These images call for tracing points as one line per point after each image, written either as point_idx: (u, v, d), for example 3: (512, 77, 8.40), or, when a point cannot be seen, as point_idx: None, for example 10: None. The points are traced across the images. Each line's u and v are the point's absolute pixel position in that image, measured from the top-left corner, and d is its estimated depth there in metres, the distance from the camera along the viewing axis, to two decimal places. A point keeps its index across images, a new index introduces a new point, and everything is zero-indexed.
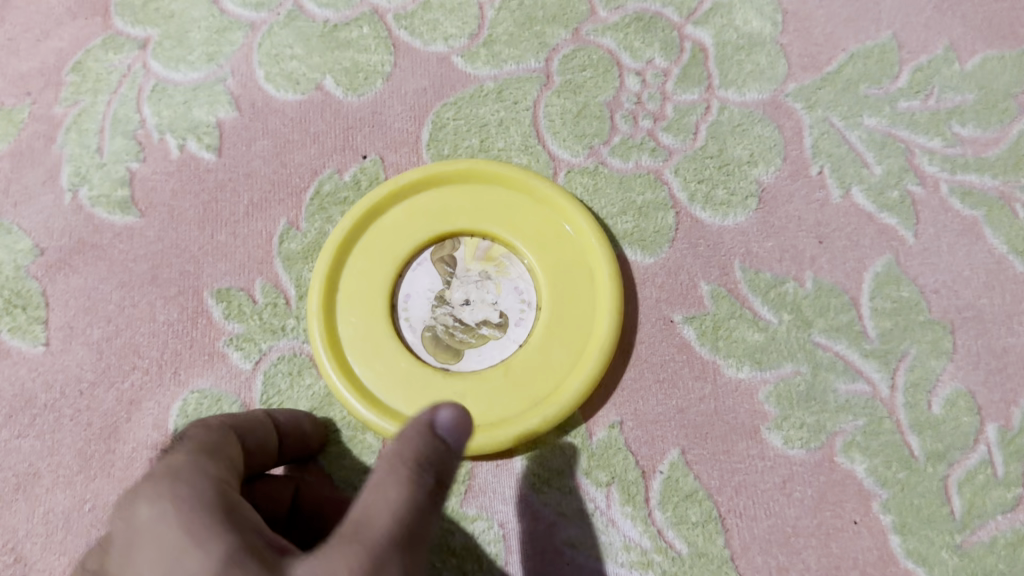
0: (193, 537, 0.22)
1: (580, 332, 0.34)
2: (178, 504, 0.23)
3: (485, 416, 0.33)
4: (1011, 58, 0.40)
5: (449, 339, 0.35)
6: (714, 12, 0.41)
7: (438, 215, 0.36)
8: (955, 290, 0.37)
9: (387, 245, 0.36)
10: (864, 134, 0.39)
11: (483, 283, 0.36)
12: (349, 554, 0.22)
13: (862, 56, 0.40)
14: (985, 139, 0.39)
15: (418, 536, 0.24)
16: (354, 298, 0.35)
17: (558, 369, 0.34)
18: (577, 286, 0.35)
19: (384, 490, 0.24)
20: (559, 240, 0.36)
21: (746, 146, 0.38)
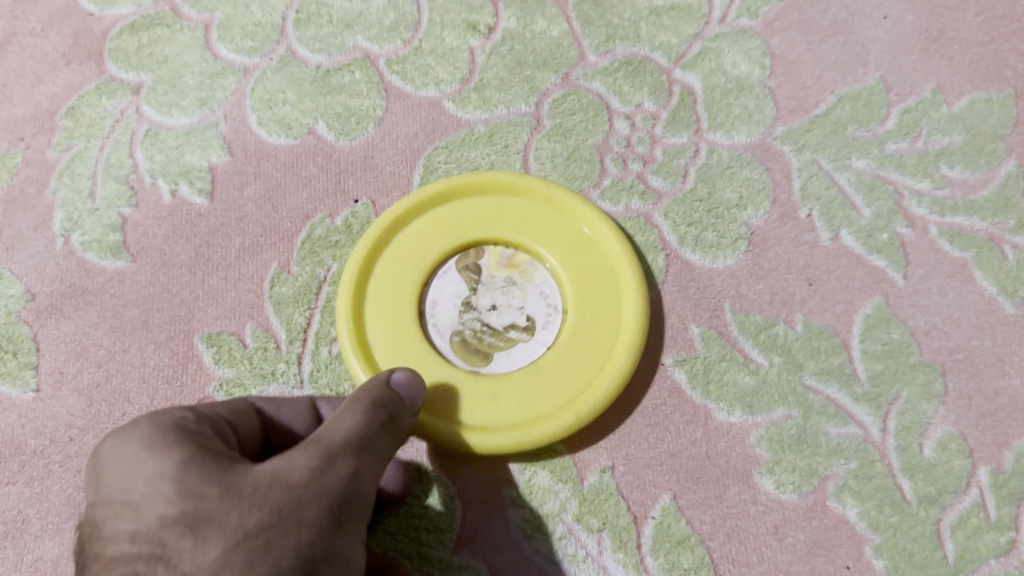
0: (151, 445, 0.26)
1: (607, 331, 0.34)
2: (138, 427, 0.27)
3: (517, 416, 0.33)
4: (998, 100, 0.41)
5: (478, 344, 0.35)
6: (703, 56, 0.41)
7: (464, 225, 0.37)
8: (946, 332, 0.37)
9: (414, 254, 0.36)
10: (853, 177, 0.39)
11: (509, 288, 0.36)
12: (305, 453, 0.26)
13: (850, 99, 0.40)
14: (974, 181, 0.39)
15: (370, 454, 0.28)
16: (382, 305, 0.35)
17: (586, 369, 0.34)
18: (602, 289, 0.35)
19: (342, 417, 0.28)
20: (584, 245, 0.36)
21: (736, 190, 0.39)
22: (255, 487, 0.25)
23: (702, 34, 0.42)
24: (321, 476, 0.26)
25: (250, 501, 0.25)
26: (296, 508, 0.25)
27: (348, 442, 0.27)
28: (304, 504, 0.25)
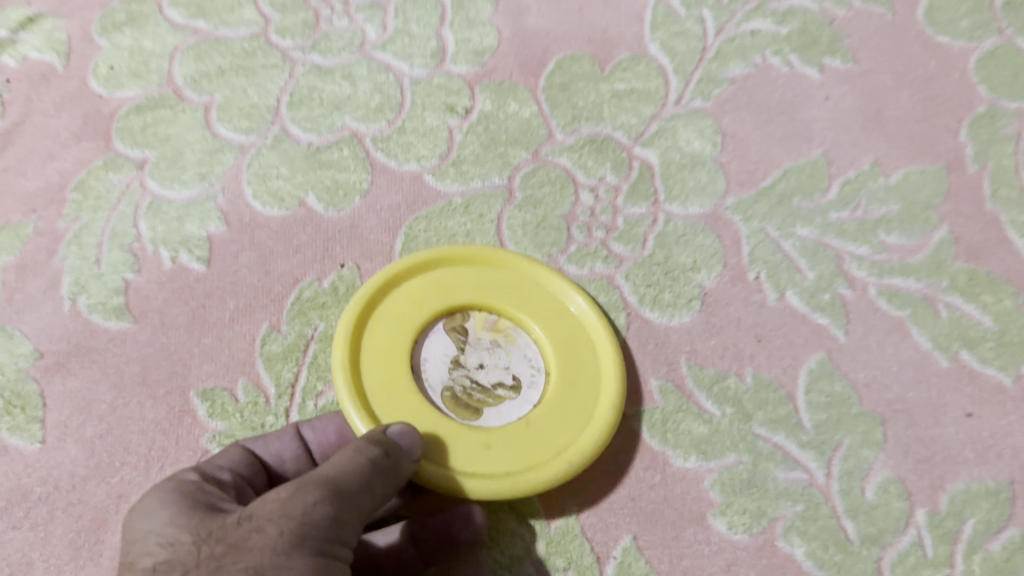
0: (158, 500, 0.30)
1: (589, 394, 0.37)
2: (156, 485, 0.31)
3: (509, 466, 0.35)
4: (931, 172, 0.45)
5: (469, 399, 0.37)
6: (660, 134, 0.45)
7: (451, 290, 0.39)
8: (885, 384, 0.40)
9: (402, 314, 0.38)
10: (797, 243, 0.42)
11: (495, 349, 0.38)
12: (285, 487, 0.29)
13: (795, 172, 0.44)
14: (910, 246, 0.43)
15: (356, 490, 0.30)
16: (374, 356, 0.37)
17: (573, 427, 0.36)
18: (581, 357, 0.38)
19: (333, 459, 0.30)
20: (563, 315, 0.39)
21: (690, 254, 0.42)
22: (225, 523, 0.28)
23: (659, 115, 0.45)
24: (289, 505, 0.28)
25: (217, 535, 0.28)
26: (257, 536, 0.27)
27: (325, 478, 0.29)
28: (267, 529, 0.28)
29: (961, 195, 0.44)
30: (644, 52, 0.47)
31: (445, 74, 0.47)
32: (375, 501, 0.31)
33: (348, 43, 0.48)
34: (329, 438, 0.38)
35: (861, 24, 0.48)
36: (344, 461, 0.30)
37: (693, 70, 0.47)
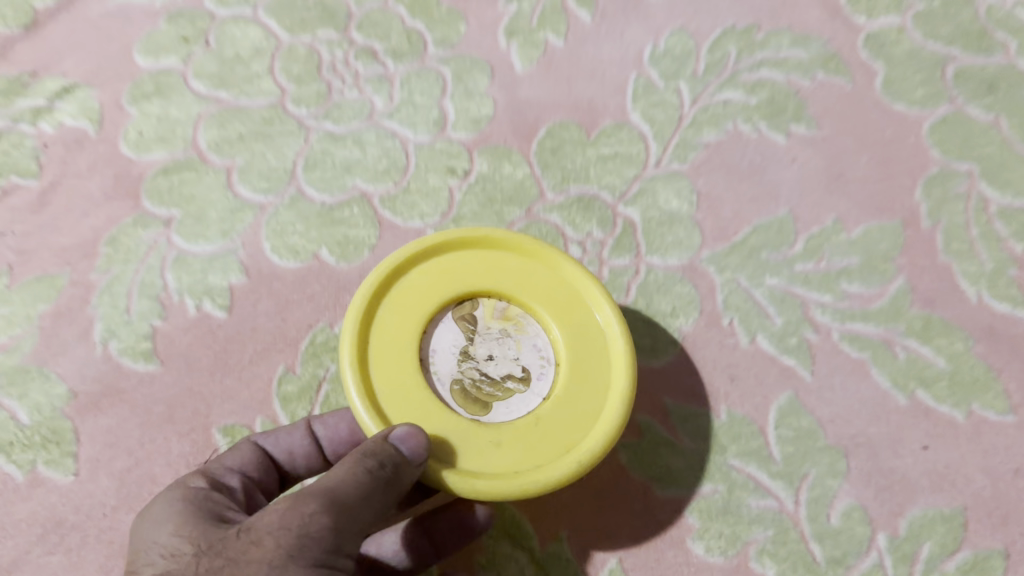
0: (168, 514, 0.33)
1: (596, 387, 0.39)
2: (167, 497, 0.34)
3: (518, 466, 0.37)
4: (888, 228, 0.49)
5: (477, 392, 0.39)
6: (641, 194, 0.49)
7: (462, 277, 0.41)
8: (848, 420, 0.44)
9: (409, 304, 0.40)
10: (766, 292, 0.46)
11: (504, 338, 0.40)
12: (286, 499, 0.31)
13: (764, 228, 0.49)
14: (869, 294, 0.47)
15: (355, 502, 0.31)
16: (384, 349, 0.39)
17: (581, 420, 0.38)
18: (592, 346, 0.40)
19: (334, 472, 0.32)
20: (571, 301, 0.41)
21: (670, 302, 0.46)
22: (226, 538, 0.30)
23: (641, 176, 0.50)
24: (287, 517, 0.30)
25: (218, 550, 0.30)
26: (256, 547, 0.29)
27: (322, 490, 0.31)
28: (266, 540, 0.29)
29: (916, 248, 0.48)
30: (627, 120, 0.52)
31: (446, 140, 0.51)
32: (377, 513, 0.33)
33: (358, 110, 0.52)
34: (339, 434, 0.41)
35: (825, 91, 0.53)
36: (342, 475, 0.32)
37: (671, 135, 0.51)
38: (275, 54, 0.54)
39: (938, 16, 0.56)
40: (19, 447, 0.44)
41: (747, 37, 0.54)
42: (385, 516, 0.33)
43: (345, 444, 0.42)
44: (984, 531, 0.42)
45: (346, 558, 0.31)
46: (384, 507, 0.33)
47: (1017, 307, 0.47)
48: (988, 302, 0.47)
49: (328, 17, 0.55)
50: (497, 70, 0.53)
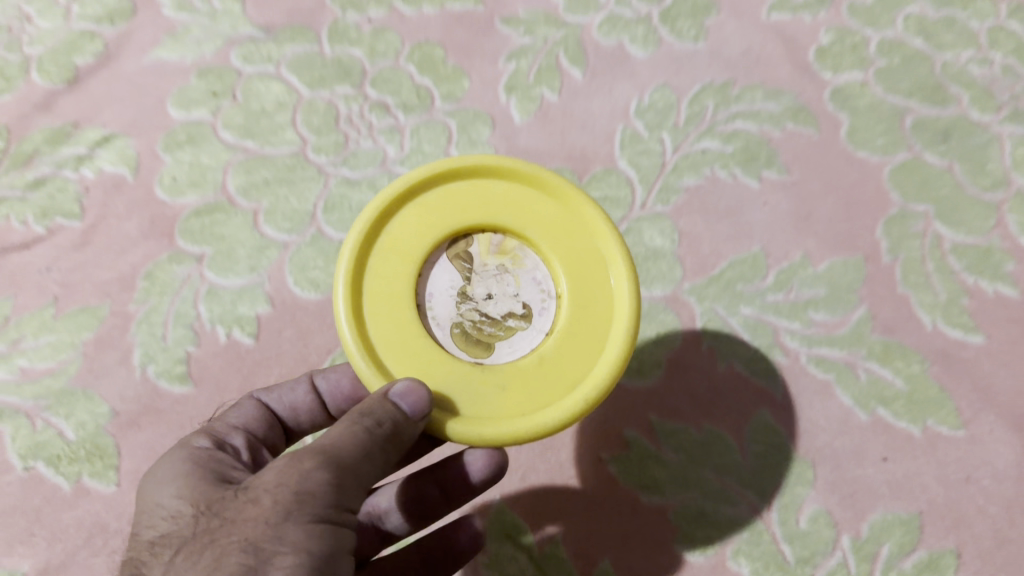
0: (178, 480, 0.35)
1: (602, 317, 0.39)
2: (176, 465, 0.36)
3: (524, 407, 0.37)
4: (851, 263, 0.54)
5: (478, 333, 0.39)
6: (628, 232, 0.55)
7: (453, 211, 0.40)
8: (814, 435, 0.49)
9: (403, 246, 0.40)
10: (741, 320, 0.52)
11: (503, 275, 0.40)
12: (288, 460, 0.32)
13: (738, 263, 0.54)
14: (835, 321, 0.52)
15: (353, 460, 0.33)
16: (380, 296, 0.39)
17: (589, 353, 0.38)
18: (593, 276, 0.39)
19: (334, 432, 0.34)
20: (572, 229, 0.40)
21: (654, 329, 0.52)
22: (230, 498, 0.32)
23: (627, 216, 0.55)
24: (287, 475, 0.31)
25: (223, 508, 0.32)
26: (254, 503, 0.31)
27: (319, 449, 0.33)
28: (264, 498, 0.31)
29: (877, 281, 0.54)
30: (614, 166, 0.57)
31: None
32: (376, 468, 0.34)
33: (372, 158, 0.58)
34: (339, 387, 0.46)
35: (794, 140, 0.59)
36: (341, 434, 0.33)
37: (654, 180, 0.56)
38: (297, 107, 0.60)
39: (898, 72, 0.62)
40: (66, 460, 0.49)
41: (723, 92, 0.60)
42: (387, 468, 0.35)
43: (345, 400, 0.46)
44: (938, 533, 0.47)
45: (346, 511, 0.32)
46: (384, 461, 0.35)
47: (969, 334, 0.52)
48: (942, 329, 0.52)
49: (344, 74, 0.61)
50: (498, 122, 0.59)
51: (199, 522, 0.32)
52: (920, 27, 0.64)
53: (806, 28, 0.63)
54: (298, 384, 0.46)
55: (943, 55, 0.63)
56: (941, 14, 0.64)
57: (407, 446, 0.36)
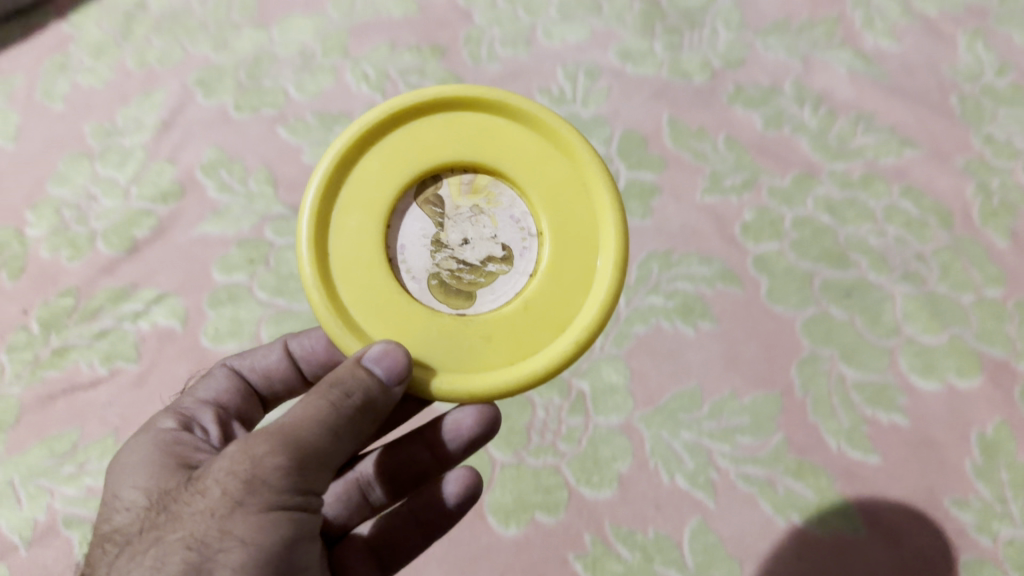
0: (155, 470, 0.47)
1: (584, 246, 0.52)
2: (156, 458, 0.49)
3: (518, 351, 0.51)
4: (769, 396, 0.70)
5: (459, 282, 0.52)
6: (590, 372, 0.70)
7: (418, 153, 0.53)
8: (740, 539, 0.65)
9: (364, 204, 0.52)
10: (683, 444, 0.67)
11: (475, 218, 0.53)
12: (245, 446, 0.44)
13: (679, 396, 0.69)
14: (757, 445, 0.67)
15: (305, 440, 0.44)
16: (356, 250, 0.51)
17: (579, 285, 0.52)
18: (570, 211, 0.53)
19: (300, 408, 0.45)
20: (535, 157, 0.53)
21: (612, 450, 0.67)
22: (197, 479, 0.44)
23: (589, 357, 0.71)
24: (240, 463, 0.43)
25: (189, 490, 0.44)
26: (211, 490, 0.43)
27: (279, 433, 0.44)
28: (218, 487, 0.43)
29: (792, 411, 0.69)
30: None
31: None
32: (337, 436, 0.45)
33: None
34: (307, 348, 0.64)
35: (723, 298, 0.74)
36: (307, 410, 0.45)
37: (612, 329, 0.72)
38: None
39: (808, 243, 0.77)
40: None
41: (665, 259, 0.76)
42: (354, 430, 0.46)
43: (308, 361, 0.64)
44: None
45: (294, 487, 0.44)
46: (350, 426, 0.46)
47: (867, 455, 0.68)
48: (846, 451, 0.68)
49: None
50: None
51: (169, 500, 0.44)
52: (826, 206, 0.80)
53: (733, 208, 0.80)
54: (273, 352, 0.64)
55: (846, 229, 0.79)
56: (844, 193, 0.81)
57: (376, 408, 0.47)
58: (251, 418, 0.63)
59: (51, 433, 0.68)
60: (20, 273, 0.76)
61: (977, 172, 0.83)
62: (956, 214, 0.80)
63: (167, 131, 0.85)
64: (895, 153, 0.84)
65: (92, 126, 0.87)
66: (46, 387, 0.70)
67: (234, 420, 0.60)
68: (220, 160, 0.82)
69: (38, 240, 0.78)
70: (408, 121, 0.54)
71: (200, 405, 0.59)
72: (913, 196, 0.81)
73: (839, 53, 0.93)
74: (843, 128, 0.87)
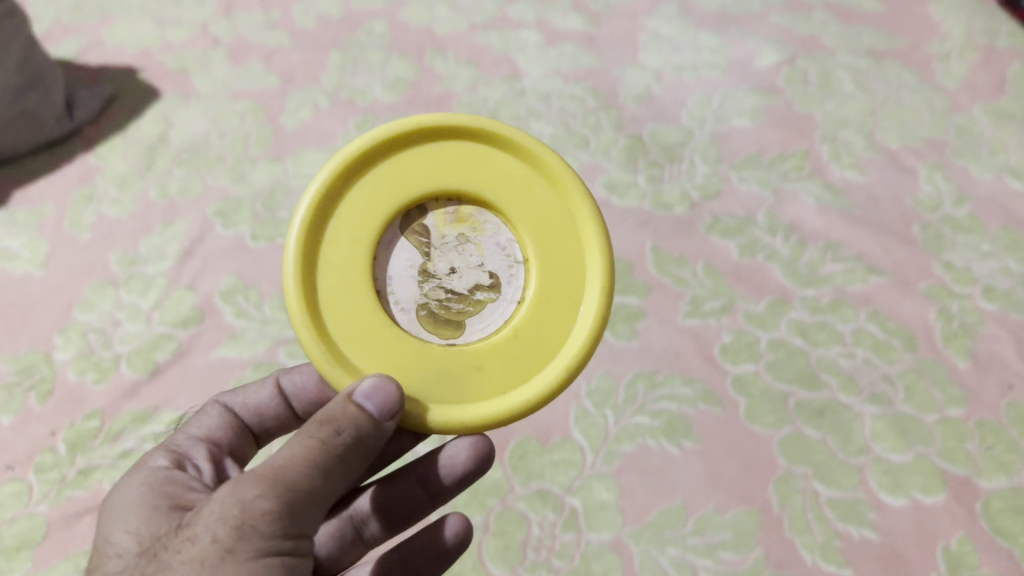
0: (149, 515, 0.54)
1: (569, 272, 0.61)
2: (148, 504, 0.55)
3: (511, 373, 0.59)
4: (748, 512, 0.75)
5: (447, 312, 0.60)
6: (582, 490, 0.76)
7: (403, 187, 0.61)
8: None
9: (351, 237, 0.60)
10: (670, 558, 0.72)
11: (461, 246, 0.61)
12: (235, 492, 0.49)
13: (665, 512, 0.75)
14: (739, 559, 0.73)
15: (295, 481, 0.49)
16: (347, 276, 0.59)
17: (567, 310, 0.61)
18: (555, 239, 0.61)
19: (289, 450, 0.51)
20: (519, 184, 0.62)
21: (604, 566, 0.72)
22: (191, 526, 0.49)
23: (580, 475, 0.77)
24: (232, 508, 0.48)
25: (184, 536, 0.49)
26: (207, 535, 0.48)
27: (271, 476, 0.49)
28: (212, 532, 0.48)
29: (770, 527, 0.74)
30: (570, 436, 0.78)
31: None
32: (326, 473, 0.51)
33: None
34: (295, 385, 0.73)
35: (705, 417, 0.80)
36: (299, 450, 0.51)
37: (601, 447, 0.78)
38: None
39: (782, 365, 0.84)
40: None
41: (650, 379, 0.82)
42: (344, 467, 0.52)
43: (296, 396, 0.73)
44: None
45: (285, 527, 0.49)
46: (340, 462, 0.52)
47: (841, 568, 0.72)
48: (821, 564, 0.72)
49: None
50: None
51: (166, 545, 0.49)
52: (799, 330, 0.87)
53: (712, 331, 0.86)
54: (265, 388, 0.73)
55: (817, 351, 0.85)
56: (814, 317, 0.88)
57: (364, 444, 0.53)
58: (243, 451, 0.72)
59: (75, 550, 0.73)
60: (48, 396, 0.82)
61: (937, 297, 0.90)
62: (919, 336, 0.87)
63: (188, 259, 0.92)
64: (861, 280, 0.92)
65: (117, 255, 0.94)
66: (73, 505, 0.75)
67: (226, 454, 0.69)
68: (238, 287, 0.89)
69: (66, 363, 0.84)
70: (391, 155, 0.62)
71: (194, 438, 0.68)
72: (879, 320, 0.88)
73: (807, 184, 1.03)
74: (812, 256, 0.94)
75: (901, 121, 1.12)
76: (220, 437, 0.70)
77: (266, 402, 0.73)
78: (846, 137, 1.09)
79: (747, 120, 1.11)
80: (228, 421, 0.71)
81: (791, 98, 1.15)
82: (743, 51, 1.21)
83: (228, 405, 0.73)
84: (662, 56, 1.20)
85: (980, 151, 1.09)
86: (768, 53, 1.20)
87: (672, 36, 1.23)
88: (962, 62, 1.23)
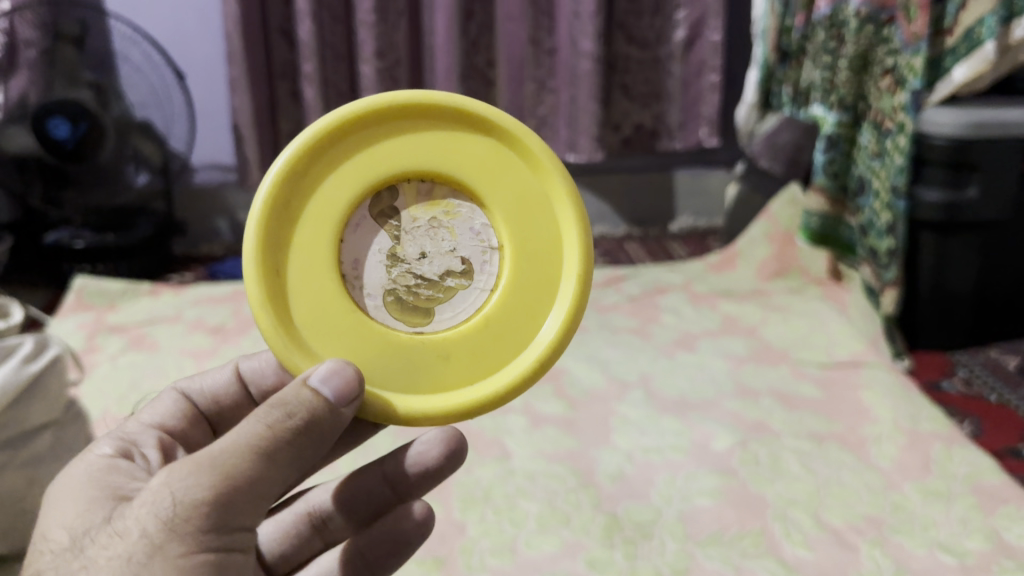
0: (91, 498, 0.70)
1: (546, 253, 0.84)
2: (91, 486, 0.72)
3: (483, 356, 0.83)
4: None
5: (416, 300, 0.82)
6: None
7: (371, 169, 0.81)
8: None
9: (321, 218, 0.80)
10: None
11: (432, 230, 0.83)
12: (169, 480, 0.64)
13: None
14: None
15: (232, 467, 0.65)
16: (313, 262, 0.80)
17: (550, 290, 0.85)
18: (536, 221, 0.84)
19: (236, 434, 0.67)
20: (491, 165, 0.83)
21: None
22: (129, 509, 0.65)
23: None
24: (165, 494, 0.64)
25: (120, 521, 0.65)
26: (139, 527, 0.62)
27: (215, 464, 0.65)
28: (148, 514, 0.63)
29: None
30: None
31: None
32: (275, 452, 0.67)
33: None
34: (252, 366, 0.97)
35: None
36: (251, 435, 0.67)
37: None
38: None
39: None
40: None
41: None
42: (293, 448, 0.69)
43: (250, 383, 0.97)
44: None
45: (218, 511, 0.64)
46: (292, 443, 0.69)
47: None
48: None
49: None
50: None
51: (96, 537, 0.65)
52: None
53: None
54: (227, 376, 0.96)
55: None
56: None
57: (317, 428, 0.70)
58: (193, 429, 0.92)
59: None
60: None
61: None
62: None
63: None
64: None
65: None
66: None
67: (175, 440, 0.89)
68: None
69: None
70: (362, 136, 0.82)
71: (146, 426, 0.87)
72: None
73: (763, 560, 1.18)
74: None
75: (843, 501, 1.30)
76: (171, 425, 0.90)
77: (224, 386, 0.95)
78: (795, 516, 1.26)
79: (709, 499, 1.29)
80: (184, 407, 0.92)
81: (745, 479, 1.34)
82: (701, 435, 1.45)
83: (188, 393, 0.95)
84: (632, 441, 1.44)
85: (913, 527, 1.24)
86: (723, 437, 1.44)
87: (639, 420, 1.49)
88: (892, 443, 1.43)
